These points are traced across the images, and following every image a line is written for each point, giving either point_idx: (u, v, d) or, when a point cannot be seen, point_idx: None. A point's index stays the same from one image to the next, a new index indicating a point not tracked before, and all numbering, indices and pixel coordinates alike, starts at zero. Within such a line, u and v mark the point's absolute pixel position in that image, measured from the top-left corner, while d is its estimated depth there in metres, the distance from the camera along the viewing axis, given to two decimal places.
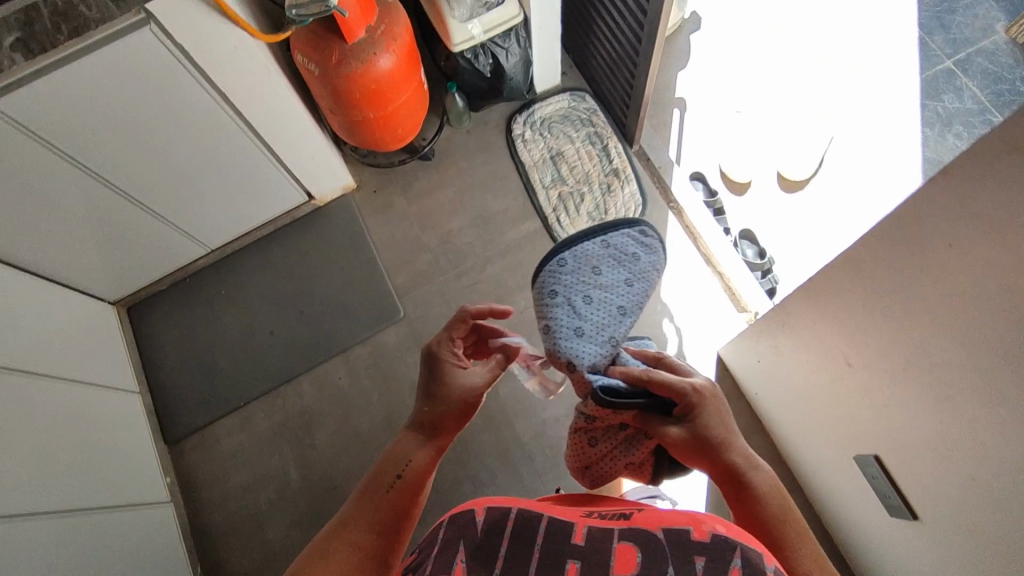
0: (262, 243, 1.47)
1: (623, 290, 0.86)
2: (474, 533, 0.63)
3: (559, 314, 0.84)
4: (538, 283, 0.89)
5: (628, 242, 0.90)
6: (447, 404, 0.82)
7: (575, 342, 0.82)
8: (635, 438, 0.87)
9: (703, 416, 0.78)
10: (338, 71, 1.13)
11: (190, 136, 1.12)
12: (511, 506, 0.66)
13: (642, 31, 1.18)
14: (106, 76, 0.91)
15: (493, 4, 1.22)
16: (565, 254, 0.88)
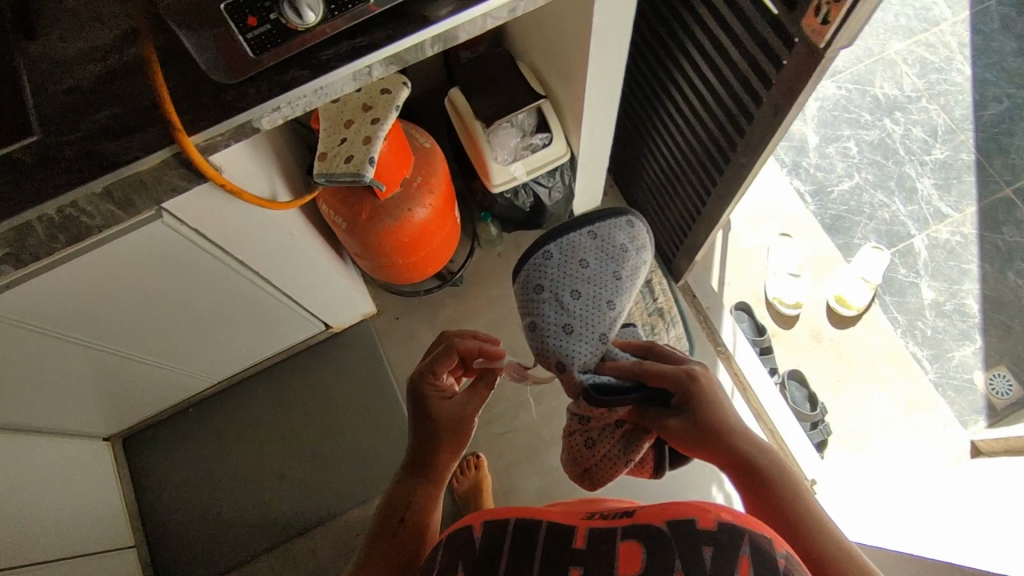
0: (273, 371, 1.34)
1: (610, 284, 0.91)
2: (470, 550, 0.62)
3: (548, 312, 0.88)
4: (522, 274, 0.93)
5: (614, 232, 0.95)
6: (434, 440, 0.81)
7: (564, 341, 0.86)
8: (633, 433, 0.86)
9: (702, 401, 0.76)
10: (368, 227, 1.02)
11: (201, 294, 0.99)
12: (507, 516, 0.64)
13: (701, 209, 1.09)
14: (108, 261, 0.79)
15: (538, 145, 1.12)
16: (552, 248, 0.93)
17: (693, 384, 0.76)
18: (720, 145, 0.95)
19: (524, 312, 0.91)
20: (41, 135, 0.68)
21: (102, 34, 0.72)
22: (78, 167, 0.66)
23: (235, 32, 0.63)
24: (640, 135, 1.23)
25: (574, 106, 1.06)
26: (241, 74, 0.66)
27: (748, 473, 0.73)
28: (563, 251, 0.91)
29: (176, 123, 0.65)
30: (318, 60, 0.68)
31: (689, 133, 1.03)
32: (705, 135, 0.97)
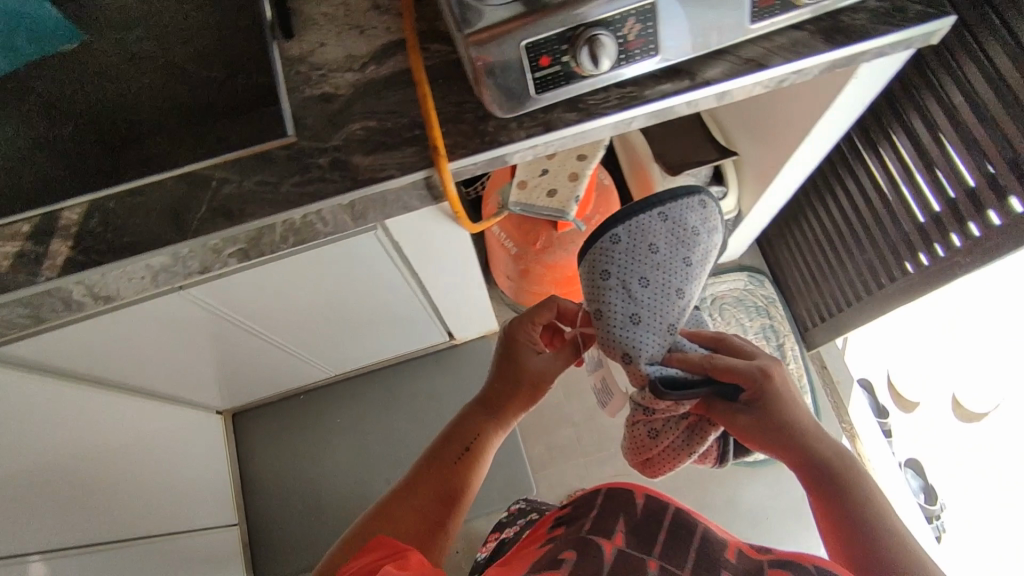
0: (389, 372, 1.34)
1: (682, 273, 0.76)
2: (635, 513, 0.67)
3: (614, 300, 0.74)
4: (588, 256, 0.77)
5: (689, 214, 0.78)
6: (515, 385, 0.90)
7: (631, 332, 0.73)
8: (697, 425, 0.77)
9: (775, 402, 0.67)
10: (539, 257, 1.01)
11: (364, 302, 0.97)
12: (672, 503, 0.69)
13: (877, 292, 1.11)
14: (310, 263, 0.78)
15: (713, 199, 1.11)
16: (618, 228, 0.77)
17: (767, 384, 0.67)
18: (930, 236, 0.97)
19: (590, 298, 0.77)
20: (297, 138, 0.67)
21: (361, 43, 0.71)
22: (330, 176, 0.65)
23: (526, 70, 0.62)
24: (808, 201, 1.22)
25: (761, 167, 1.04)
26: (513, 111, 0.65)
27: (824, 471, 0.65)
28: (633, 230, 0.76)
29: (439, 148, 0.64)
30: (583, 104, 0.67)
31: (887, 214, 1.04)
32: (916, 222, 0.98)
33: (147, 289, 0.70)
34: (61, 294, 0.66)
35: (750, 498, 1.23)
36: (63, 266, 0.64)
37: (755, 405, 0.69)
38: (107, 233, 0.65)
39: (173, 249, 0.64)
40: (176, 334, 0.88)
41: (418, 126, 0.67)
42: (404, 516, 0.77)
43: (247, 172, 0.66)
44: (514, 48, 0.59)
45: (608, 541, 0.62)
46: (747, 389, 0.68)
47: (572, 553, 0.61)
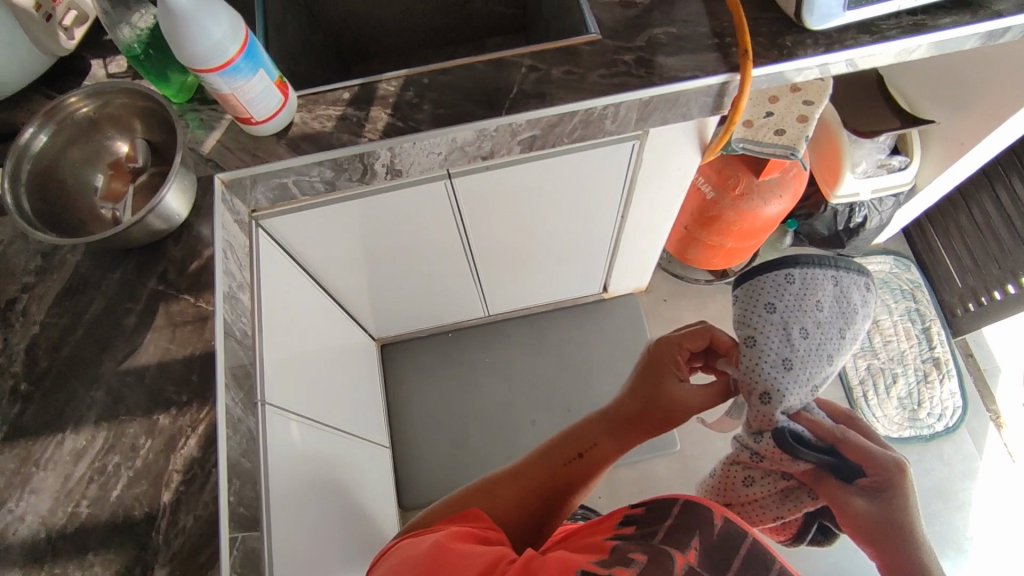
0: (535, 320, 1.37)
1: (839, 341, 0.66)
2: (708, 527, 0.50)
3: (770, 338, 0.65)
4: (746, 284, 0.68)
5: (858, 289, 0.68)
6: (645, 408, 0.69)
7: (778, 373, 0.63)
8: (794, 494, 0.63)
9: (899, 499, 0.54)
10: (735, 203, 1.04)
11: (567, 229, 1.01)
12: (753, 533, 0.50)
13: None
14: (564, 166, 0.81)
15: (894, 168, 1.14)
16: (794, 270, 0.67)
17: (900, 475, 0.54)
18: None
19: (739, 324, 0.68)
20: (600, 36, 0.70)
21: None
22: (636, 72, 0.69)
23: None
24: (976, 190, 1.23)
25: (953, 139, 1.07)
26: (818, 26, 0.69)
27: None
28: (807, 274, 0.66)
29: (747, 51, 0.68)
30: (874, 28, 0.71)
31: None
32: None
33: (435, 169, 0.74)
34: (368, 160, 0.69)
35: None
36: (382, 130, 0.67)
37: (875, 494, 0.55)
38: (422, 105, 0.68)
39: (484, 126, 0.68)
40: (406, 236, 0.91)
41: (717, 35, 0.70)
42: (503, 497, 0.65)
43: (554, 61, 0.69)
44: None
45: (680, 556, 0.48)
46: (873, 471, 0.56)
47: (642, 558, 0.48)
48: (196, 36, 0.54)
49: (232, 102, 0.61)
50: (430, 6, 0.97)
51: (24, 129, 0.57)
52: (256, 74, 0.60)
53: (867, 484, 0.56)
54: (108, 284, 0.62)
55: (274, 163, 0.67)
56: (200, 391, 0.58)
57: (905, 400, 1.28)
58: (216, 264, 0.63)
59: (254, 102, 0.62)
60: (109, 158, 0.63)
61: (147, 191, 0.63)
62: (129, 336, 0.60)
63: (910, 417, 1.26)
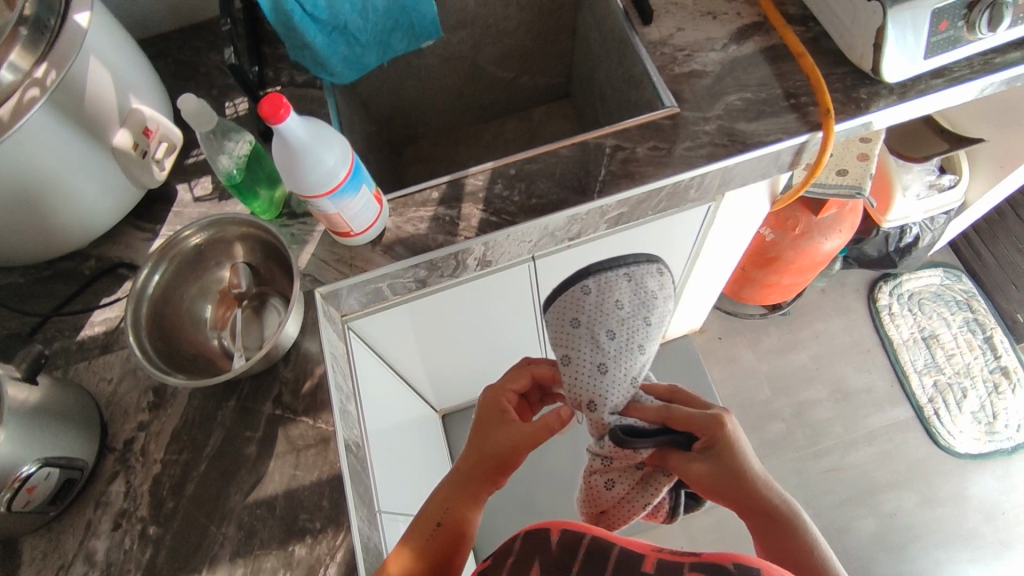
0: None
1: (646, 332, 0.64)
2: (544, 555, 0.53)
3: (579, 348, 0.63)
4: (551, 302, 0.66)
5: (653, 277, 0.66)
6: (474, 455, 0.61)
7: (597, 381, 0.62)
8: (652, 477, 0.62)
9: (732, 448, 0.57)
10: (796, 243, 1.04)
11: None
12: (590, 533, 0.53)
13: None
14: (639, 236, 0.82)
15: (943, 186, 1.14)
16: (590, 279, 0.65)
17: (722, 429, 0.57)
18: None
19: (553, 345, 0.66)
20: (679, 108, 0.71)
21: (717, 28, 0.76)
22: (720, 141, 0.69)
23: (925, 34, 0.65)
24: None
25: (1001, 156, 1.07)
26: (895, 77, 0.69)
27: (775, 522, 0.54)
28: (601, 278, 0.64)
29: (829, 109, 0.68)
30: (951, 72, 0.71)
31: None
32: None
33: (525, 254, 0.73)
34: (461, 257, 0.70)
35: (978, 492, 1.20)
36: (478, 226, 0.68)
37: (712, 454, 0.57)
38: (511, 196, 0.69)
39: (578, 211, 0.68)
40: (482, 316, 0.91)
41: (796, 96, 0.70)
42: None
43: (638, 139, 0.70)
44: (925, 12, 0.64)
45: None
46: (702, 434, 0.58)
47: None
48: (311, 166, 0.55)
49: (335, 220, 0.62)
50: (481, 85, 0.99)
51: (138, 271, 0.59)
52: (359, 192, 0.61)
53: (701, 446, 0.58)
54: (224, 414, 0.61)
55: (371, 272, 0.68)
56: (332, 516, 0.57)
57: (978, 414, 1.25)
58: (330, 381, 0.62)
59: (356, 217, 0.63)
60: (217, 287, 0.64)
61: (251, 313, 0.64)
62: (252, 466, 0.59)
63: (987, 431, 1.24)
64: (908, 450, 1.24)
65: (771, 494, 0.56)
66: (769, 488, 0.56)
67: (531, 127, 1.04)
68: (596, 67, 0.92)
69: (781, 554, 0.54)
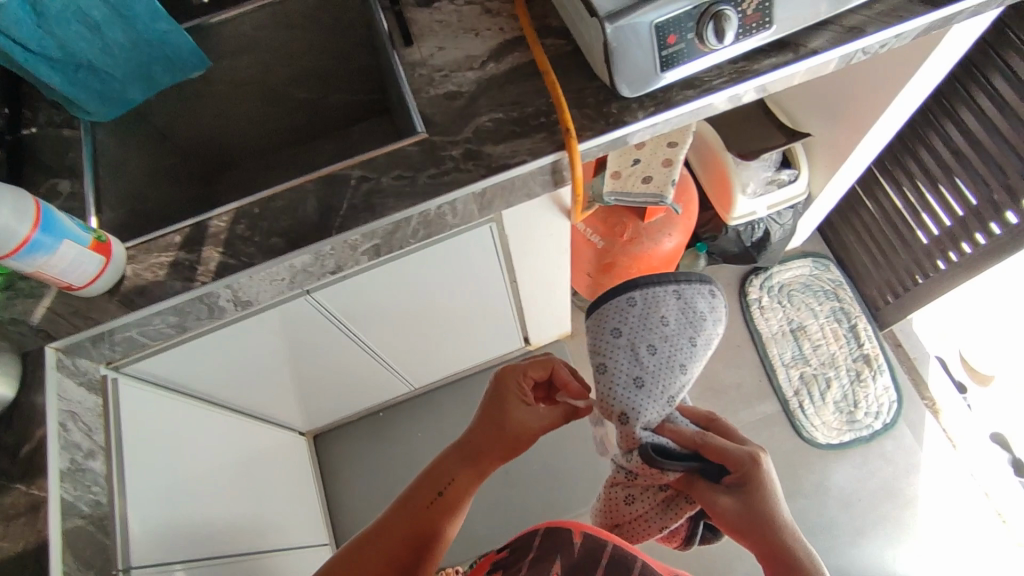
0: (463, 383, 1.38)
1: (689, 350, 0.68)
2: (568, 556, 0.59)
3: (619, 360, 0.67)
4: (594, 311, 0.72)
5: (702, 298, 0.71)
6: (495, 435, 0.67)
7: (632, 394, 0.66)
8: (674, 500, 0.66)
9: (761, 488, 0.58)
10: (626, 249, 1.03)
11: (458, 304, 1.00)
12: (611, 541, 0.60)
13: (956, 226, 1.08)
14: (424, 261, 0.82)
15: (783, 181, 1.13)
16: (635, 292, 0.70)
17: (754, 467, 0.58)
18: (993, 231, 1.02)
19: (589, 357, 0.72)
20: (428, 134, 0.69)
21: (478, 44, 0.74)
22: (464, 166, 0.68)
23: (653, 49, 0.63)
24: (872, 179, 1.23)
25: (835, 150, 1.07)
26: (635, 93, 0.67)
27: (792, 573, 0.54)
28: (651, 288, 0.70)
29: (569, 130, 0.66)
30: (701, 82, 0.69)
31: (955, 206, 1.07)
32: (984, 220, 1.02)
33: (285, 291, 0.72)
34: (209, 300, 0.68)
35: (837, 481, 1.21)
36: (216, 270, 0.66)
37: (740, 489, 0.59)
38: (254, 237, 0.67)
39: (317, 249, 0.66)
40: (287, 341, 0.90)
41: (545, 114, 0.69)
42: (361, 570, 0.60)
43: (383, 169, 0.68)
44: (645, 27, 0.61)
45: None
46: (732, 468, 0.59)
47: None
48: None
49: (43, 276, 0.59)
50: (288, 108, 0.97)
51: None
52: (63, 244, 0.58)
53: (731, 481, 0.60)
54: None
55: (107, 323, 0.65)
56: None
57: (841, 403, 1.26)
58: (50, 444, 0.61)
59: (69, 271, 0.60)
60: None
61: None
62: None
63: (848, 420, 1.25)
64: (772, 443, 1.25)
65: (794, 543, 0.56)
66: (791, 536, 0.56)
67: (348, 146, 1.00)
68: (392, 86, 0.90)
69: None
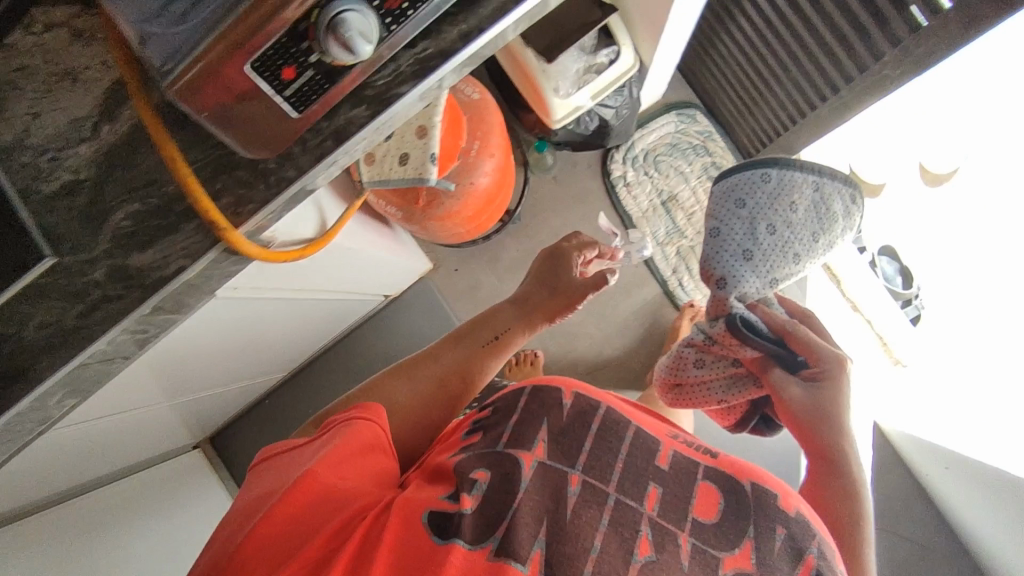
0: (343, 346, 1.33)
1: (805, 241, 0.98)
2: (560, 417, 0.78)
3: (738, 228, 0.98)
4: (731, 179, 1.00)
5: (834, 195, 0.99)
6: (552, 295, 0.98)
7: (741, 263, 0.97)
8: (742, 376, 0.97)
9: (832, 385, 0.84)
10: (428, 214, 0.88)
11: (264, 328, 0.90)
12: (604, 406, 0.81)
13: (813, 59, 0.93)
14: (168, 347, 0.70)
15: (604, 63, 0.93)
16: (770, 172, 0.98)
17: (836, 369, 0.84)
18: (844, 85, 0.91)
19: (713, 216, 1.01)
20: (57, 257, 0.53)
21: (81, 98, 0.54)
22: (114, 292, 0.53)
23: (271, 95, 0.45)
24: (718, 23, 1.05)
25: (652, 13, 0.87)
26: (283, 141, 0.49)
27: (840, 477, 0.80)
28: (781, 180, 0.96)
29: (216, 221, 0.50)
30: (376, 88, 0.51)
31: (802, 58, 0.94)
32: (834, 73, 0.91)
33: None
34: None
35: None
36: None
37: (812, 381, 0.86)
38: None
39: None
40: (82, 444, 0.81)
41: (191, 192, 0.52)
42: (406, 399, 0.82)
43: (21, 318, 0.54)
44: (239, 74, 0.43)
45: (529, 455, 0.72)
46: (815, 364, 0.86)
47: (485, 475, 0.70)
48: None
49: None
50: None
51: None
52: None
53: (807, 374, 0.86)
54: None
55: None
56: None
57: None
58: None
59: None
60: None
61: None
62: None
63: None
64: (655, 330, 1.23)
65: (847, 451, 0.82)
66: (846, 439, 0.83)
67: None
68: None
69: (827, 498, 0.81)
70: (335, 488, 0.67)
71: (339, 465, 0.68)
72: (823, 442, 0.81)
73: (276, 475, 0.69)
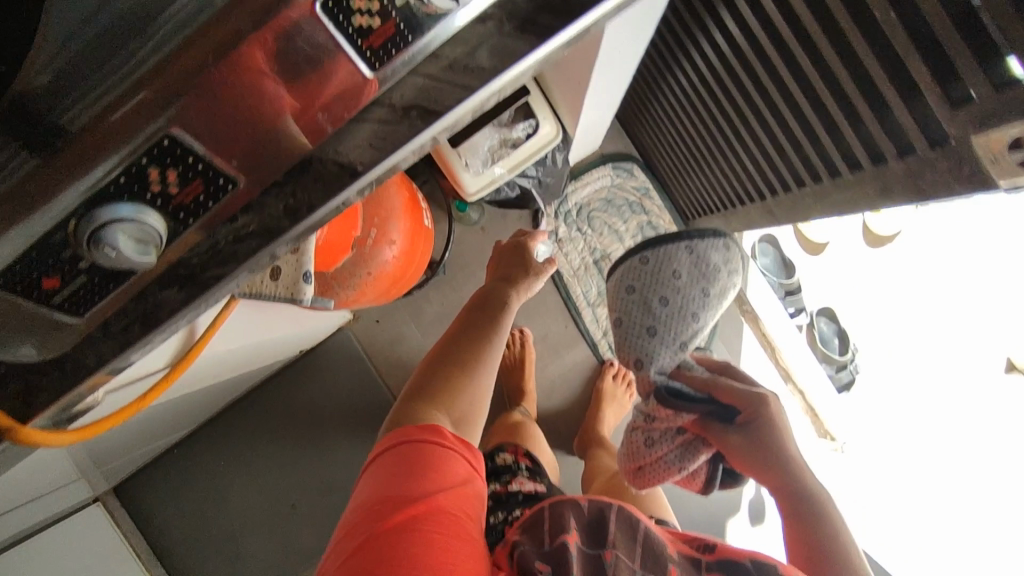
0: (257, 395, 1.25)
1: (701, 300, 0.82)
2: (581, 514, 0.69)
3: (632, 310, 0.84)
4: (619, 266, 0.87)
5: (716, 249, 0.82)
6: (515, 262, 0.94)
7: (648, 341, 0.83)
8: (691, 443, 0.83)
9: (766, 424, 0.77)
10: (321, 304, 0.81)
11: (140, 422, 0.81)
12: (616, 503, 0.71)
13: (749, 152, 0.79)
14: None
15: (521, 138, 0.85)
16: (647, 252, 0.84)
17: (762, 409, 0.77)
18: (805, 180, 0.72)
19: (614, 308, 0.88)
20: None
21: None
22: None
23: (35, 303, 0.37)
24: (670, 55, 0.84)
25: (570, 89, 0.80)
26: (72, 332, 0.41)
27: (810, 509, 0.75)
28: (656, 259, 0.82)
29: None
30: (188, 267, 0.42)
31: (750, 135, 0.77)
32: (780, 165, 0.75)
33: None
34: None
35: None
36: None
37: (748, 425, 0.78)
38: None
39: None
40: None
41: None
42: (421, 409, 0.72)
43: None
44: None
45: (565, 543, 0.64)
46: (743, 411, 0.78)
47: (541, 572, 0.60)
48: None
49: None
50: None
51: None
52: None
53: (742, 421, 0.78)
54: None
55: None
56: None
57: None
58: None
59: None
60: None
61: None
62: None
63: None
64: (583, 391, 1.19)
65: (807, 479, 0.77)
66: (801, 471, 0.76)
67: None
68: None
69: (804, 534, 0.74)
70: (464, 517, 0.64)
71: (466, 492, 0.66)
72: (781, 481, 0.76)
73: (383, 482, 0.64)
